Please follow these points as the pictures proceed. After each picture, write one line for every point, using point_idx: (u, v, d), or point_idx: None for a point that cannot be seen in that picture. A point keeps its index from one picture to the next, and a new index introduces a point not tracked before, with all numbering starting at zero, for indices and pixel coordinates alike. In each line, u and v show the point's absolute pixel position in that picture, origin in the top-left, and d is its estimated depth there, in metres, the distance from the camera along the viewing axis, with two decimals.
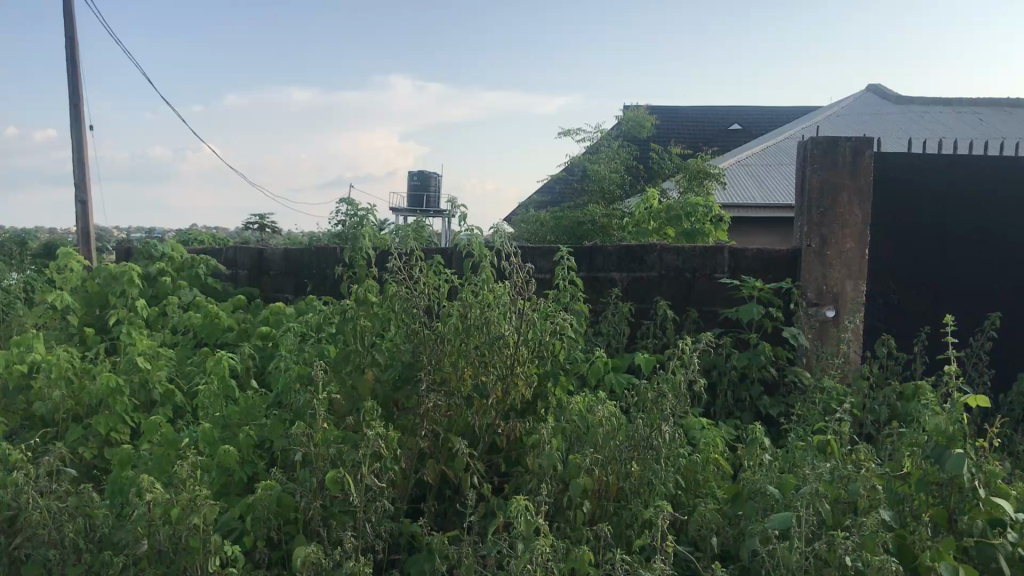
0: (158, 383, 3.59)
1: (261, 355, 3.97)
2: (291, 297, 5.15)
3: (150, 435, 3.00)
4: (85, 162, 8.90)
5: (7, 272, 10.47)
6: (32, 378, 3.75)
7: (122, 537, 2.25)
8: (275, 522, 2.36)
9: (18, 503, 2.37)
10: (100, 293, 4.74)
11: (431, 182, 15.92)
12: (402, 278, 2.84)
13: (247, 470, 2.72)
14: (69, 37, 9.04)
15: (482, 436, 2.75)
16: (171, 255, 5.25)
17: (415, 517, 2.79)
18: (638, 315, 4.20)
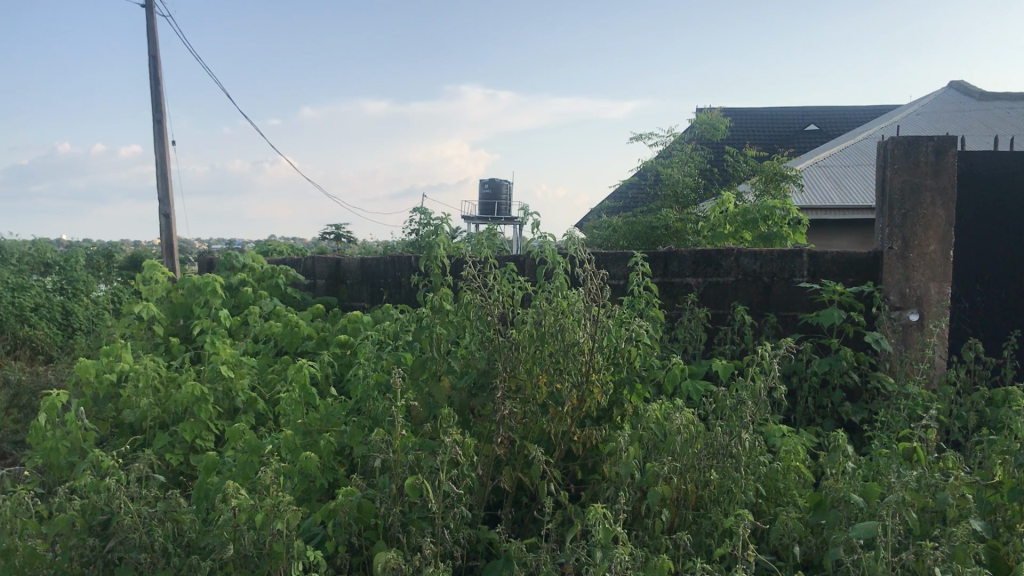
0: (242, 391, 3.68)
1: (340, 362, 4.04)
2: (368, 306, 5.24)
3: (234, 442, 3.07)
4: (167, 177, 9.16)
5: (95, 284, 10.85)
6: (121, 387, 3.88)
7: (209, 542, 2.30)
8: (357, 528, 2.39)
9: (110, 507, 2.45)
10: (185, 304, 4.88)
11: (502, 190, 15.97)
12: (477, 286, 2.85)
13: (328, 476, 2.77)
14: (152, 55, 9.33)
15: (558, 443, 2.75)
16: (252, 266, 5.39)
17: (493, 524, 2.80)
18: (714, 321, 4.15)
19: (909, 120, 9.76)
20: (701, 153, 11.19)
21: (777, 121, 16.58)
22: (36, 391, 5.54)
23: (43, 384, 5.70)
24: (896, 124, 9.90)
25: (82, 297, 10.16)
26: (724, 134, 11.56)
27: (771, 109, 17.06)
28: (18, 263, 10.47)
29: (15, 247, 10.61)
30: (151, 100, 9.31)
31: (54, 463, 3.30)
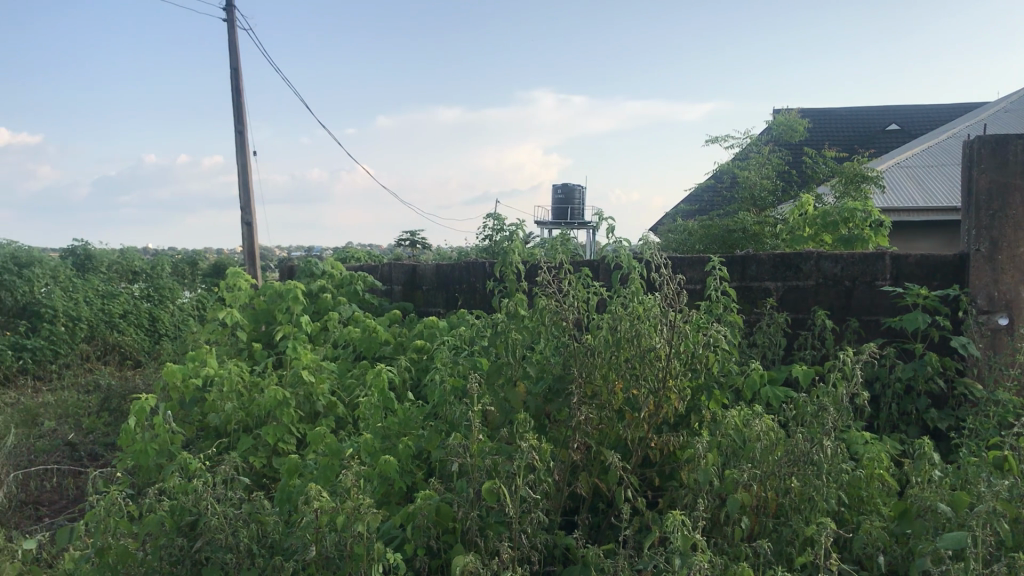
0: (322, 395, 3.75)
1: (418, 367, 4.09)
2: (444, 311, 5.29)
3: (316, 445, 3.13)
4: (249, 186, 9.39)
5: (180, 291, 11.18)
6: (206, 391, 3.98)
7: (293, 543, 2.35)
8: (435, 531, 2.42)
9: (199, 508, 2.52)
10: (267, 310, 4.99)
11: (576, 195, 15.94)
12: (552, 291, 2.86)
13: (407, 480, 2.80)
14: (234, 68, 9.58)
15: (635, 450, 2.73)
16: (331, 272, 5.48)
17: (569, 530, 2.80)
18: (794, 326, 4.08)
19: (996, 118, 9.46)
20: (779, 155, 11.01)
21: (858, 121, 16.22)
22: (126, 395, 5.73)
23: (133, 388, 5.89)
24: (982, 122, 9.60)
25: (168, 305, 10.48)
26: (802, 135, 11.36)
27: (851, 109, 16.70)
28: (108, 271, 10.85)
29: (104, 255, 10.97)
30: (234, 112, 9.55)
31: (143, 465, 3.41)
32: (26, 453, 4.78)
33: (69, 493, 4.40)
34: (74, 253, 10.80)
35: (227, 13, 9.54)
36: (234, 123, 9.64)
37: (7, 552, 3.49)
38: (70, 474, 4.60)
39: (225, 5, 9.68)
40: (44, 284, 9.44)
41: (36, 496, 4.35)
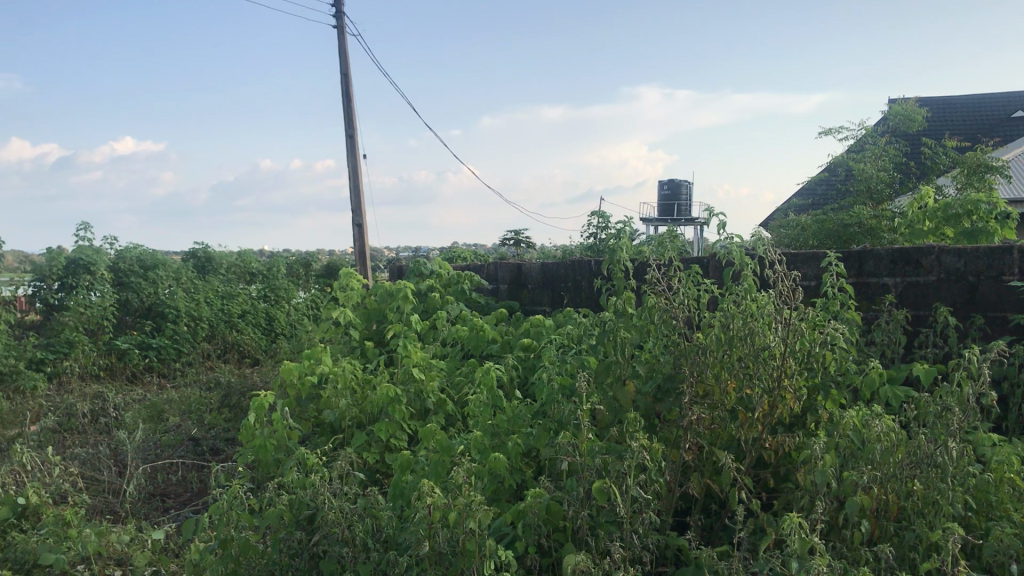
0: (432, 393, 3.80)
1: (525, 365, 4.10)
2: (549, 310, 5.30)
3: (427, 441, 3.17)
4: (359, 189, 9.60)
5: (295, 291, 11.53)
6: (321, 388, 4.09)
7: (406, 538, 2.39)
8: (546, 529, 2.41)
9: (316, 503, 2.59)
10: (378, 309, 5.10)
11: (683, 191, 15.74)
12: (661, 289, 2.82)
13: (517, 478, 2.82)
14: (344, 74, 9.80)
15: (749, 451, 2.68)
16: (439, 272, 5.55)
17: (681, 531, 2.77)
18: (914, 323, 3.93)
19: None
20: (896, 146, 10.62)
21: (981, 108, 15.52)
22: (245, 392, 5.94)
23: (251, 385, 6.10)
24: None
25: (283, 304, 10.84)
26: (921, 125, 10.94)
27: (974, 97, 15.99)
28: (227, 271, 11.27)
29: (224, 257, 11.39)
30: (344, 116, 9.78)
31: (263, 460, 3.51)
32: (153, 447, 4.99)
33: (193, 486, 4.58)
34: (195, 255, 11.25)
35: (337, 20, 9.77)
36: (344, 127, 9.87)
37: (138, 541, 3.66)
38: (194, 468, 4.79)
39: (335, 12, 9.91)
40: (168, 286, 9.86)
41: (163, 489, 4.54)
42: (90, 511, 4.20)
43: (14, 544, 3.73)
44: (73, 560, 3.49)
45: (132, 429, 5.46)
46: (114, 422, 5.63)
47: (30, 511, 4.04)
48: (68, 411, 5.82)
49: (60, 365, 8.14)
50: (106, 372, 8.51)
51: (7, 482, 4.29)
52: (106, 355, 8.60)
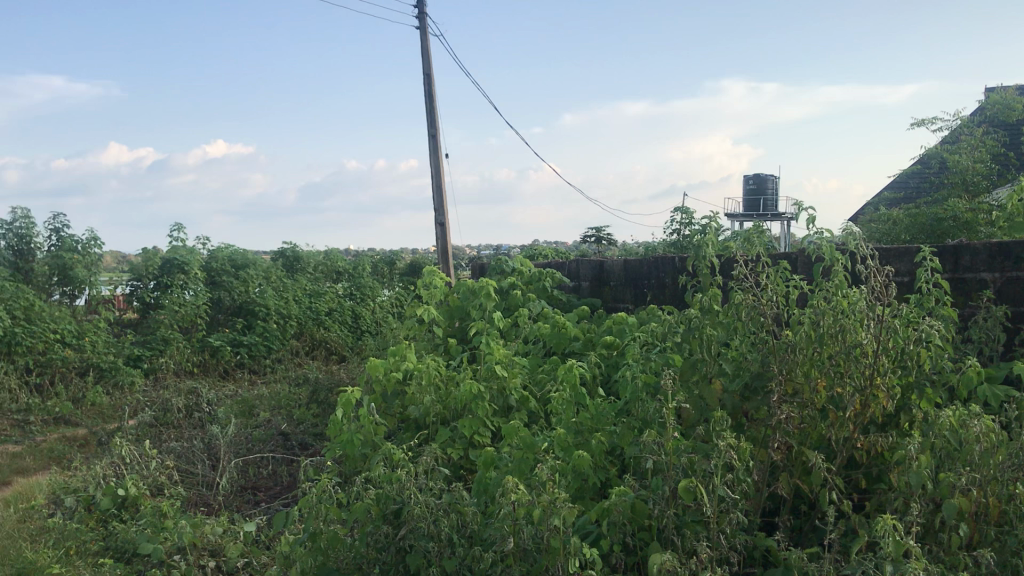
0: (514, 389, 3.81)
1: (608, 362, 4.07)
2: (632, 307, 5.27)
3: (510, 438, 3.18)
4: (441, 188, 9.68)
5: (379, 289, 11.69)
6: (405, 384, 4.14)
7: (491, 534, 2.40)
8: (631, 528, 2.40)
9: (402, 497, 2.62)
10: (460, 306, 5.14)
11: (769, 185, 15.45)
12: (749, 285, 2.78)
13: (600, 476, 2.80)
14: (426, 74, 9.89)
15: (839, 451, 2.62)
16: (520, 269, 5.52)
17: (769, 532, 2.71)
18: (1014, 320, 3.79)
19: None
20: (995, 137, 10.24)
21: None
22: (332, 388, 6.05)
23: (338, 381, 6.22)
24: None
25: (368, 302, 11.02)
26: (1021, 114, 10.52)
27: None
28: (314, 270, 11.50)
29: (311, 256, 11.62)
30: (426, 116, 9.86)
31: (349, 455, 3.57)
32: (245, 441, 5.12)
33: (283, 480, 4.68)
34: (284, 255, 11.51)
35: (420, 21, 9.86)
36: (427, 127, 9.95)
37: (231, 533, 3.75)
38: (284, 462, 4.90)
39: (417, 14, 10.01)
40: (258, 284, 10.10)
41: (255, 482, 4.66)
42: (185, 503, 4.34)
43: (115, 533, 3.89)
44: (169, 551, 3.61)
45: (225, 424, 5.61)
46: (207, 417, 5.80)
47: (129, 502, 4.19)
48: (165, 406, 6.02)
49: (156, 361, 8.43)
50: (199, 368, 8.78)
51: (108, 474, 4.47)
52: (199, 351, 8.87)
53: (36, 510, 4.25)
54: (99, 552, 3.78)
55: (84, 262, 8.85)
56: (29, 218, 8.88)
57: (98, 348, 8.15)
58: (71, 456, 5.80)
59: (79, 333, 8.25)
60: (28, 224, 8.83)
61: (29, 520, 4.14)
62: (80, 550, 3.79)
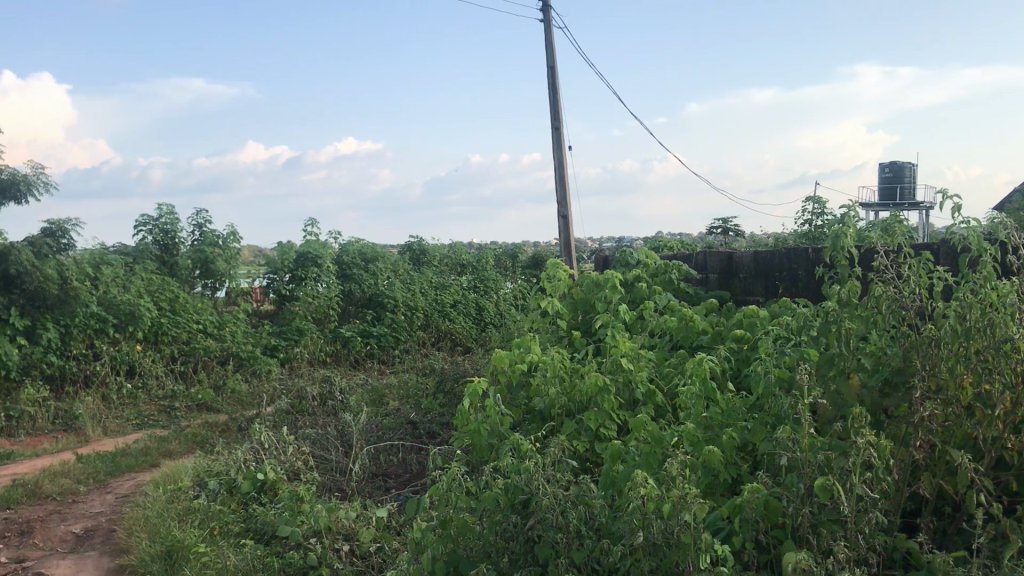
0: (641, 383, 3.77)
1: (738, 356, 3.99)
2: (763, 299, 5.15)
3: (638, 432, 3.15)
4: (565, 180, 9.67)
5: (503, 282, 11.81)
6: (531, 376, 4.17)
7: (620, 528, 2.39)
8: (764, 525, 2.34)
9: (530, 488, 2.64)
10: (585, 299, 5.12)
11: (906, 173, 14.83)
12: (890, 277, 2.66)
13: (731, 472, 2.75)
14: (550, 66, 9.89)
15: (988, 450, 2.49)
16: (646, 261, 5.45)
17: (911, 533, 2.61)
18: None
19: None
20: None
21: None
22: (458, 378, 6.15)
23: (464, 371, 6.31)
24: None
25: (492, 294, 11.14)
26: None
27: None
28: (440, 263, 11.70)
29: (437, 250, 11.83)
30: (550, 108, 9.86)
31: (477, 444, 3.62)
32: (376, 429, 5.25)
33: (412, 468, 4.78)
34: (411, 248, 11.76)
35: (543, 13, 9.86)
36: (550, 119, 9.95)
37: (364, 518, 3.85)
38: (413, 450, 5.00)
39: (541, 7, 10.02)
40: (387, 277, 10.36)
41: (385, 469, 4.78)
42: (320, 488, 4.49)
43: (256, 515, 4.06)
44: (306, 534, 3.75)
45: (356, 412, 5.78)
46: (340, 405, 5.98)
47: (268, 486, 4.38)
48: (300, 394, 6.24)
49: (291, 351, 8.75)
50: (332, 358, 9.06)
51: (249, 458, 4.67)
52: (332, 342, 9.16)
53: (184, 491, 4.48)
54: (241, 533, 3.96)
55: (224, 255, 9.26)
56: (174, 214, 9.35)
57: (237, 338, 8.54)
58: (214, 440, 6.09)
59: (220, 324, 8.64)
60: (173, 220, 9.30)
61: (177, 500, 4.37)
62: (223, 531, 3.97)
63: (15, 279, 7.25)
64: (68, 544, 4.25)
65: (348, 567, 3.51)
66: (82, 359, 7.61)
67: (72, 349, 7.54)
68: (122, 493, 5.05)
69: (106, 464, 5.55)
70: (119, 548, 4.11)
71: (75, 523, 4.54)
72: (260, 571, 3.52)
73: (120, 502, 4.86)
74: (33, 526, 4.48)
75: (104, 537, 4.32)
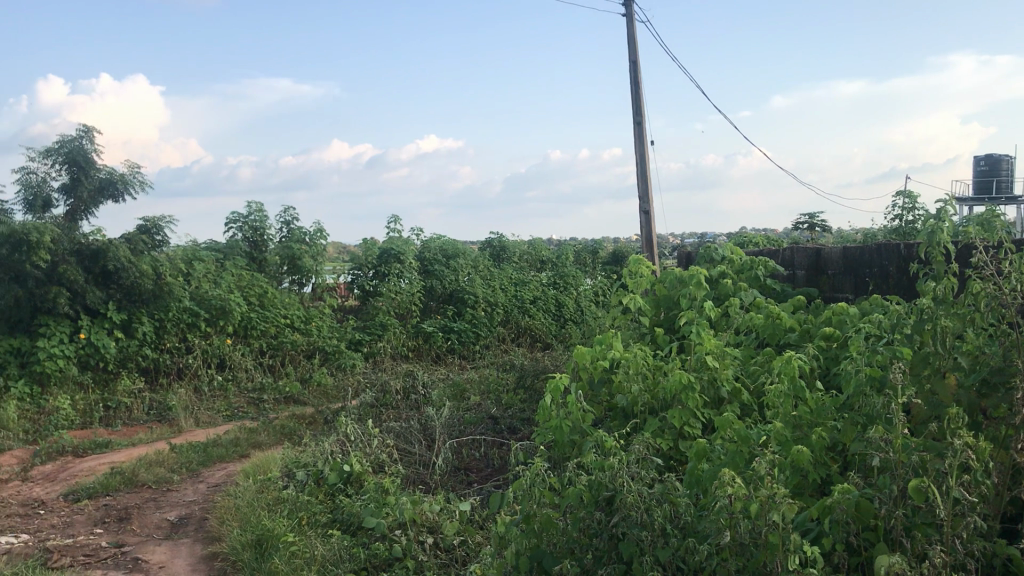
0: (726, 381, 3.72)
1: (827, 355, 3.90)
2: (852, 297, 5.03)
3: (723, 430, 3.11)
4: (647, 176, 9.59)
5: (583, 278, 11.78)
6: (613, 372, 4.16)
7: (706, 527, 2.37)
8: (855, 527, 2.29)
9: (615, 485, 2.62)
10: (668, 296, 5.07)
11: (1004, 166, 14.28)
12: (989, 273, 2.57)
13: (820, 472, 2.70)
14: (632, 61, 9.82)
15: None
16: (731, 257, 5.37)
17: (1012, 539, 2.52)
18: None
19: None
20: None
21: None
22: (539, 374, 6.16)
23: (545, 367, 6.31)
24: None
25: (572, 291, 11.12)
26: None
27: None
28: (520, 259, 11.73)
29: (517, 246, 11.87)
30: (632, 104, 9.79)
31: (559, 440, 3.62)
32: (458, 423, 5.29)
33: (494, 463, 4.81)
34: (491, 245, 11.82)
35: (625, 8, 9.79)
36: (632, 114, 9.88)
37: (447, 512, 3.89)
38: (495, 445, 5.03)
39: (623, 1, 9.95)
40: (467, 273, 10.43)
41: (467, 463, 4.82)
42: (404, 480, 4.56)
43: (343, 506, 4.15)
44: (391, 525, 3.81)
45: (438, 406, 5.84)
46: (423, 399, 6.05)
47: (354, 477, 4.46)
48: (383, 388, 6.33)
49: (375, 346, 8.88)
50: (414, 353, 9.17)
51: (335, 450, 4.77)
52: (414, 337, 9.27)
53: (273, 481, 4.59)
54: (328, 524, 4.04)
55: (310, 251, 9.46)
56: (263, 211, 9.58)
57: (323, 333, 8.72)
58: (301, 433, 6.23)
59: (306, 319, 8.84)
60: (262, 218, 9.52)
61: (266, 490, 4.48)
62: (311, 521, 4.06)
63: (113, 274, 7.66)
64: (164, 530, 4.40)
65: (432, 560, 3.55)
66: (175, 353, 7.86)
67: (165, 342, 7.83)
68: (213, 482, 5.21)
69: (198, 454, 5.72)
70: (211, 536, 4.24)
71: (170, 511, 4.70)
72: (346, 562, 3.60)
73: (212, 492, 5.00)
74: (131, 512, 4.66)
75: (197, 524, 4.46)
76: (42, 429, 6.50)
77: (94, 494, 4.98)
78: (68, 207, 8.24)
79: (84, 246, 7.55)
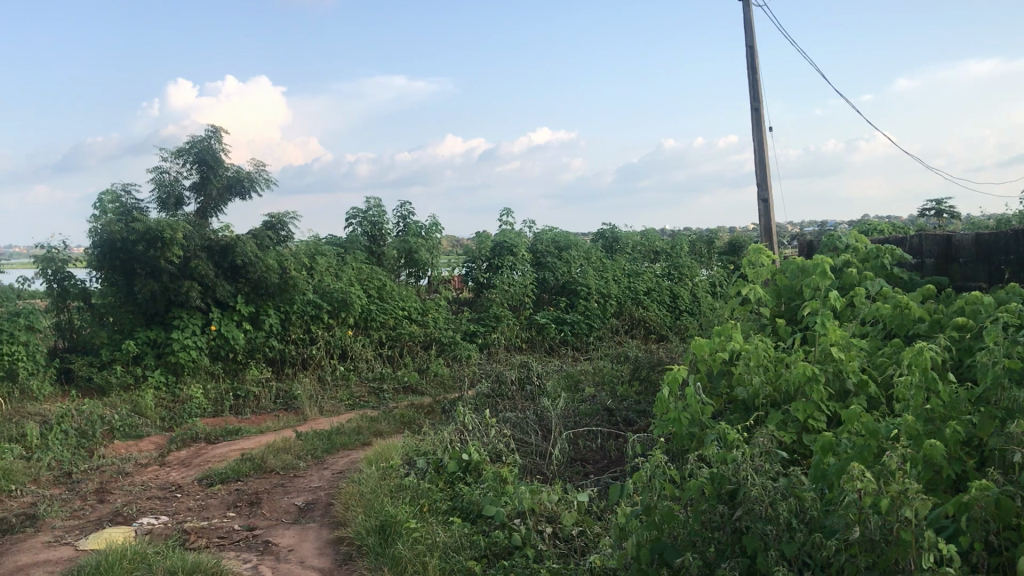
0: (853, 373, 3.61)
1: (960, 346, 3.75)
2: (986, 286, 4.82)
3: (851, 424, 3.02)
4: (765, 162, 9.37)
5: (698, 269, 11.61)
6: (733, 364, 4.09)
7: (835, 522, 2.31)
8: (995, 526, 2.19)
9: (737, 478, 2.58)
10: (790, 285, 4.94)
11: None
12: None
13: (955, 468, 2.60)
14: (749, 46, 9.60)
15: None
16: (856, 246, 5.19)
17: None
18: None
19: None
20: None
21: None
22: (654, 365, 6.11)
23: (660, 359, 6.26)
24: None
25: (687, 281, 10.99)
26: None
27: None
28: (633, 250, 11.65)
29: (630, 237, 11.78)
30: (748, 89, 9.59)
31: (677, 433, 3.58)
32: (574, 414, 5.30)
33: (611, 454, 4.80)
34: (603, 236, 11.79)
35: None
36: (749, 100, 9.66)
37: (565, 502, 3.90)
38: (611, 437, 5.03)
39: None
40: (580, 265, 10.43)
41: (584, 454, 4.82)
42: (522, 470, 4.61)
43: (462, 494, 4.22)
44: (510, 514, 3.85)
45: (554, 397, 5.86)
46: (538, 390, 6.08)
47: (472, 466, 4.53)
48: (499, 377, 6.40)
49: (489, 337, 8.97)
50: (528, 344, 9.24)
51: (454, 440, 4.86)
52: (528, 328, 9.34)
53: (394, 469, 4.70)
54: (449, 511, 4.12)
55: (426, 245, 9.61)
56: (381, 206, 9.80)
57: (439, 325, 8.88)
58: (420, 422, 6.36)
59: (424, 310, 9.02)
60: (380, 212, 9.75)
61: (389, 477, 4.58)
62: (432, 508, 4.15)
63: (241, 268, 7.98)
64: (291, 514, 4.56)
65: (551, 549, 3.57)
66: (300, 343, 8.15)
67: (291, 334, 8.12)
68: (337, 469, 5.37)
69: (323, 442, 5.91)
70: (337, 521, 4.38)
71: (298, 496, 4.87)
72: (467, 549, 3.67)
73: (337, 478, 5.16)
74: (261, 497, 4.85)
75: (323, 510, 4.61)
76: (177, 416, 6.83)
77: (226, 479, 5.21)
78: (199, 204, 8.62)
79: (215, 241, 7.87)
